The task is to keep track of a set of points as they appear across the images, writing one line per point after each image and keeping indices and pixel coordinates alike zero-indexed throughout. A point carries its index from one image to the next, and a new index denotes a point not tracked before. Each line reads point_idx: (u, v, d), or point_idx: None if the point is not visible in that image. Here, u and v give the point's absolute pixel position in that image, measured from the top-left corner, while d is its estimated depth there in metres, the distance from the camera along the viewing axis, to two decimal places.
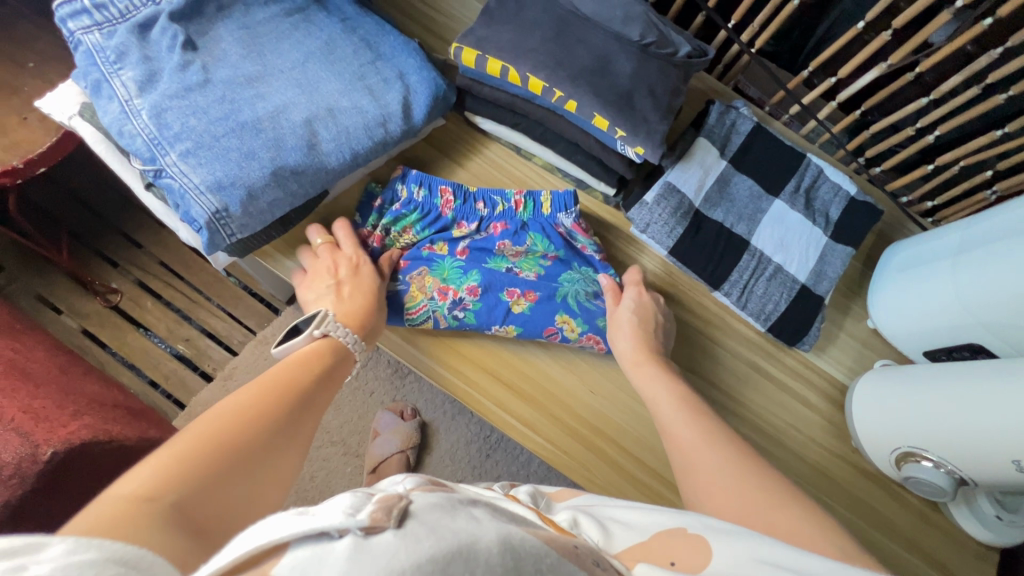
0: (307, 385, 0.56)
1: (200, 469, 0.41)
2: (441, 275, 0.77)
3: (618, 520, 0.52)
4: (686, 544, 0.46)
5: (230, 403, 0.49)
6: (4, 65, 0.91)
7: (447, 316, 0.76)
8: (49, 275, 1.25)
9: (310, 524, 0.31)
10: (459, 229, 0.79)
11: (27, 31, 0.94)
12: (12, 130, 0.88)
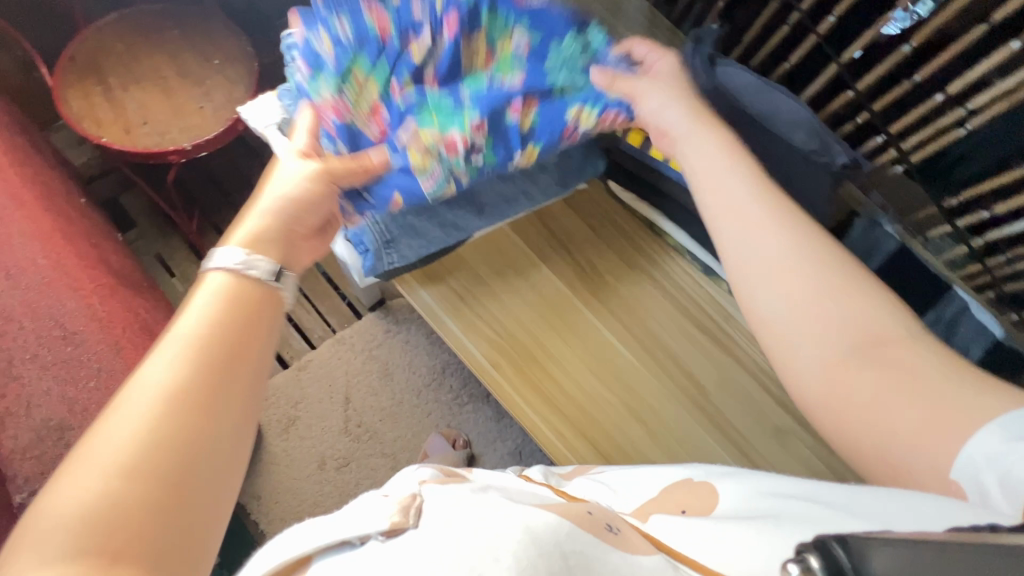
0: (254, 322, 0.44)
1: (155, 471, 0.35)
2: (432, 121, 0.63)
3: (626, 481, 0.58)
4: (692, 492, 0.52)
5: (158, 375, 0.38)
6: (194, 58, 1.03)
7: (465, 167, 0.64)
8: (171, 239, 1.36)
9: (332, 536, 0.39)
10: (413, 45, 0.65)
11: (218, 30, 1.05)
12: (189, 116, 0.99)
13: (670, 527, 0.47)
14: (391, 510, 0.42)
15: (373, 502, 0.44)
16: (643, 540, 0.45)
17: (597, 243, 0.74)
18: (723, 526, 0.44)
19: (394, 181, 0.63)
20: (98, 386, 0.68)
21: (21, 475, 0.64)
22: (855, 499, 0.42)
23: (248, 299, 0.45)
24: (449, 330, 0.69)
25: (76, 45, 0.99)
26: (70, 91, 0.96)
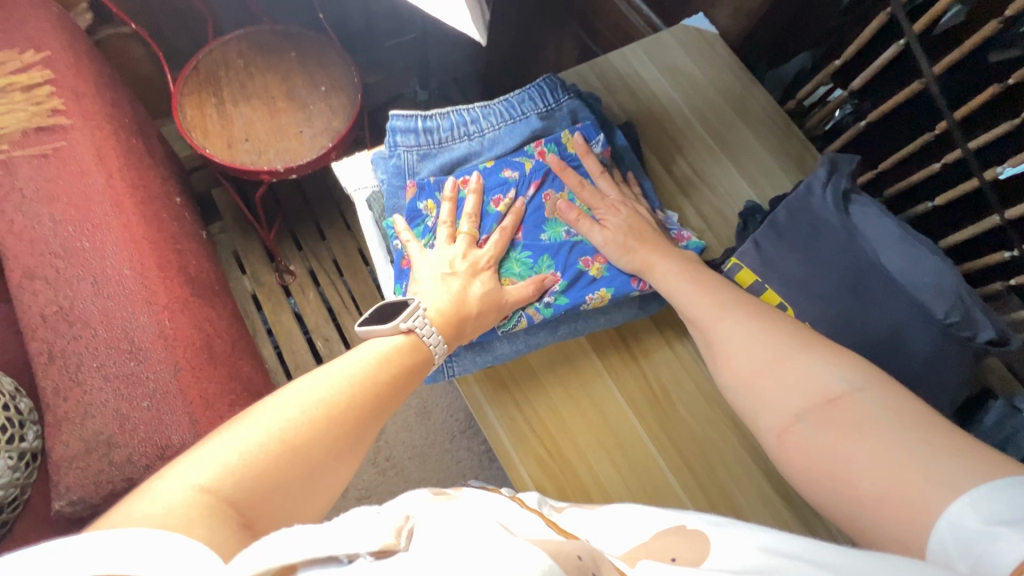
0: (389, 384, 0.53)
1: (270, 475, 0.43)
2: (512, 272, 0.65)
3: (622, 520, 0.53)
4: (682, 537, 0.47)
5: (316, 392, 0.49)
6: (304, 81, 1.06)
7: (538, 306, 0.64)
8: (249, 238, 1.42)
9: (319, 550, 0.33)
10: (500, 202, 0.66)
11: (331, 57, 1.08)
12: (288, 138, 1.01)
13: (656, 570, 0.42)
14: (383, 527, 0.37)
15: (360, 511, 0.39)
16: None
17: (673, 365, 0.68)
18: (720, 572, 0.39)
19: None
20: (149, 406, 0.69)
21: (65, 482, 0.66)
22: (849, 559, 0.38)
23: (416, 358, 0.56)
24: (497, 435, 0.65)
25: (203, 57, 1.05)
26: (188, 100, 1.02)
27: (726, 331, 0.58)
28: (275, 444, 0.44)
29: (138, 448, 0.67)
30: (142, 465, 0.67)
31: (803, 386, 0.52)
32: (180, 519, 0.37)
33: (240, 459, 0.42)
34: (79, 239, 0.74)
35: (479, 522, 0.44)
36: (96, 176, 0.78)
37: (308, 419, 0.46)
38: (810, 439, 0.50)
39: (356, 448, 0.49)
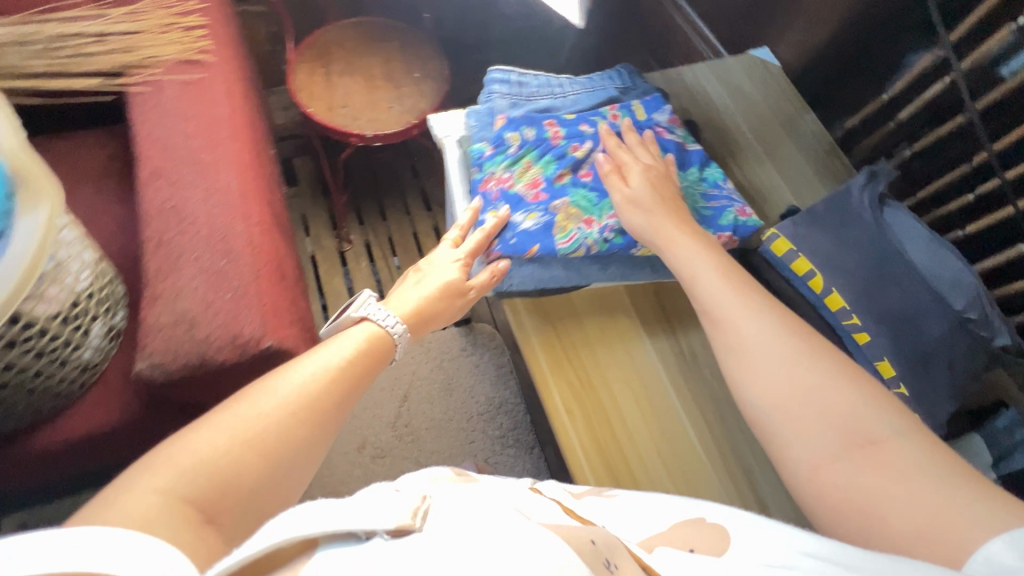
0: (344, 388, 0.57)
1: (230, 469, 0.46)
2: (578, 205, 0.71)
3: (638, 510, 0.56)
4: (699, 531, 0.50)
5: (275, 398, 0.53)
6: (401, 68, 1.19)
7: (597, 238, 0.69)
8: (318, 206, 1.54)
9: (341, 526, 0.39)
10: (575, 149, 0.74)
11: (428, 52, 1.22)
12: (379, 111, 1.14)
13: (678, 562, 0.45)
14: (403, 509, 0.43)
15: (379, 494, 0.45)
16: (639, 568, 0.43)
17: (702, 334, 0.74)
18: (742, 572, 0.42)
19: (539, 235, 0.69)
20: (232, 299, 0.78)
21: (149, 349, 0.75)
22: (875, 564, 0.41)
23: (373, 355, 0.63)
24: (536, 359, 0.71)
25: (320, 34, 1.20)
26: (301, 66, 1.16)
27: (758, 346, 0.58)
28: (231, 441, 0.48)
29: (216, 332, 0.76)
30: (217, 348, 0.75)
31: (845, 422, 0.52)
32: (145, 517, 0.40)
33: (198, 457, 0.46)
34: (200, 154, 0.86)
35: (493, 507, 0.49)
36: (223, 106, 0.91)
37: (265, 418, 0.50)
38: (846, 480, 0.50)
39: (318, 444, 0.53)
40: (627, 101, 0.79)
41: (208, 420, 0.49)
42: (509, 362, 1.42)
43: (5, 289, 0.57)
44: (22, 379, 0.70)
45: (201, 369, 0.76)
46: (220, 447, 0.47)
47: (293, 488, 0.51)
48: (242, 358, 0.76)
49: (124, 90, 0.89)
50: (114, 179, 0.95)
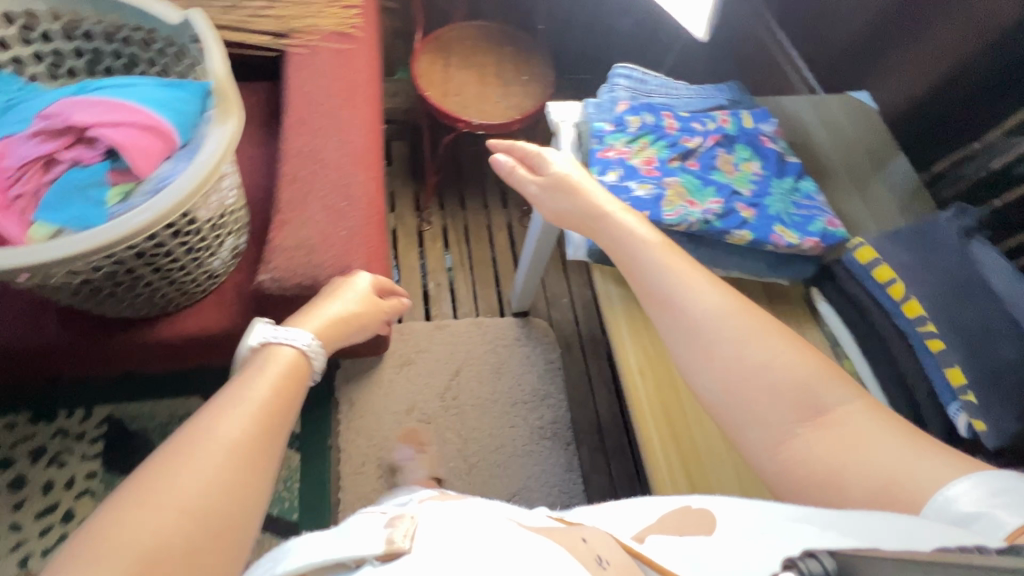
0: (266, 421, 0.58)
1: (156, 530, 0.46)
2: (684, 185, 0.69)
3: (628, 514, 0.63)
4: (686, 518, 0.57)
5: (189, 452, 0.52)
6: (513, 69, 1.30)
7: (699, 217, 0.66)
8: (406, 186, 1.66)
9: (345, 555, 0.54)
10: (686, 139, 0.72)
11: (539, 59, 1.32)
12: (488, 104, 1.24)
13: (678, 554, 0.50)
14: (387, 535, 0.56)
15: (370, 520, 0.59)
16: (631, 564, 0.50)
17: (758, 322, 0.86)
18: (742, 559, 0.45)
19: (648, 202, 0.66)
20: (347, 235, 0.88)
21: (272, 263, 0.84)
22: (845, 518, 0.47)
23: (289, 378, 0.66)
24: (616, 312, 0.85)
25: (445, 30, 1.32)
26: (424, 55, 1.28)
27: (705, 334, 0.59)
28: (152, 520, 0.46)
29: (330, 261, 0.86)
30: (328, 275, 0.85)
31: (797, 394, 0.55)
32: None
33: (120, 547, 0.44)
34: (337, 111, 0.97)
35: (489, 517, 0.59)
36: (362, 74, 1.02)
37: (188, 484, 0.49)
38: (806, 452, 0.54)
39: (255, 481, 0.53)
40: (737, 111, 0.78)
41: (119, 499, 0.47)
42: (558, 359, 1.47)
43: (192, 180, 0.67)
44: (168, 272, 0.82)
45: (311, 290, 0.85)
46: (137, 516, 0.46)
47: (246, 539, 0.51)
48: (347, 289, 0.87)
49: (283, 48, 1.03)
50: (256, 123, 1.08)
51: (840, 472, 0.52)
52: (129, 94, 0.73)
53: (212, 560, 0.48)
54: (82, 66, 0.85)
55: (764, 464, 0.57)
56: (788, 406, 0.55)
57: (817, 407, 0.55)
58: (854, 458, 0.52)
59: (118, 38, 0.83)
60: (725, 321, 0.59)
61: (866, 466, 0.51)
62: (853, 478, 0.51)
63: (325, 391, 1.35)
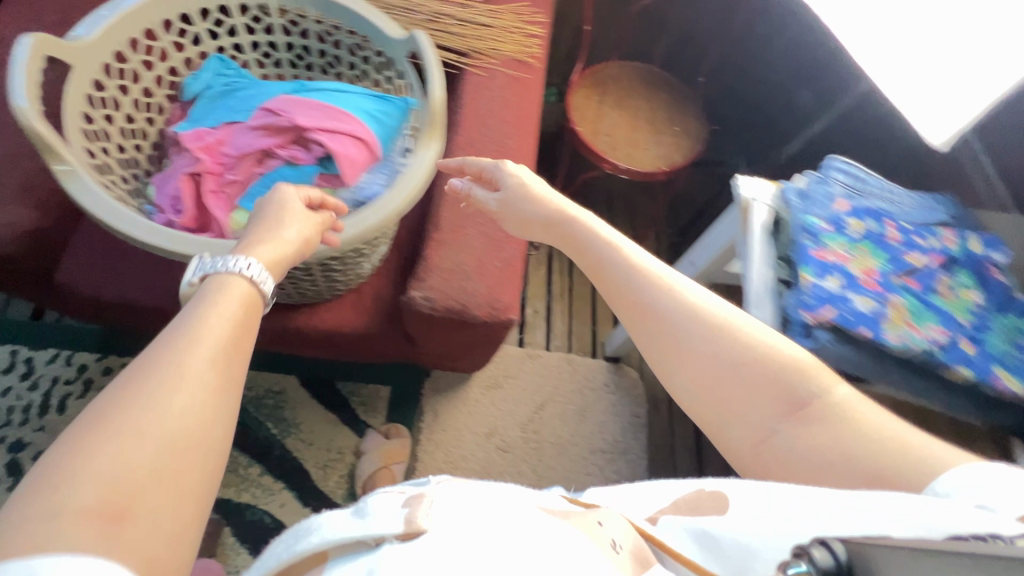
0: (234, 325, 0.46)
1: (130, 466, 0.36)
2: (906, 307, 0.65)
3: (638, 489, 0.59)
4: (695, 495, 0.52)
5: (154, 374, 0.40)
6: (665, 118, 1.27)
7: (920, 345, 0.62)
8: None
9: (348, 536, 0.46)
10: (907, 255, 0.69)
11: (692, 113, 1.29)
12: (636, 150, 1.22)
13: (688, 540, 0.48)
14: (396, 513, 0.47)
15: (388, 497, 0.49)
16: (645, 548, 0.48)
17: None
18: (750, 541, 0.44)
19: (870, 320, 0.63)
20: (500, 267, 0.88)
21: (427, 282, 0.85)
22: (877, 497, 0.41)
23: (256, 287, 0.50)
24: None
25: (603, 68, 1.31)
26: (580, 89, 1.26)
27: (678, 326, 0.58)
28: (108, 435, 0.36)
29: (481, 290, 0.85)
30: (477, 304, 0.85)
31: (778, 385, 0.52)
32: (66, 547, 0.32)
33: (76, 470, 0.35)
34: (506, 139, 0.97)
35: (502, 506, 0.50)
36: (533, 106, 1.02)
37: (147, 398, 0.38)
38: (787, 447, 0.50)
39: (234, 384, 0.44)
40: (958, 229, 0.73)
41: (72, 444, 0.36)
42: (644, 415, 1.43)
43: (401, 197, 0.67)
44: (331, 268, 0.82)
45: (458, 315, 0.85)
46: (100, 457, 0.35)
47: (223, 448, 0.41)
48: (489, 319, 0.86)
49: (461, 67, 1.03)
50: None
51: (806, 459, 0.49)
52: (340, 100, 0.75)
53: (187, 476, 0.38)
54: (288, 60, 0.88)
55: (739, 445, 0.54)
56: (766, 403, 0.52)
57: (795, 399, 0.52)
58: (829, 450, 0.48)
59: (329, 40, 0.85)
60: (696, 323, 0.57)
61: (843, 458, 0.47)
62: (828, 469, 0.48)
63: (413, 397, 1.35)
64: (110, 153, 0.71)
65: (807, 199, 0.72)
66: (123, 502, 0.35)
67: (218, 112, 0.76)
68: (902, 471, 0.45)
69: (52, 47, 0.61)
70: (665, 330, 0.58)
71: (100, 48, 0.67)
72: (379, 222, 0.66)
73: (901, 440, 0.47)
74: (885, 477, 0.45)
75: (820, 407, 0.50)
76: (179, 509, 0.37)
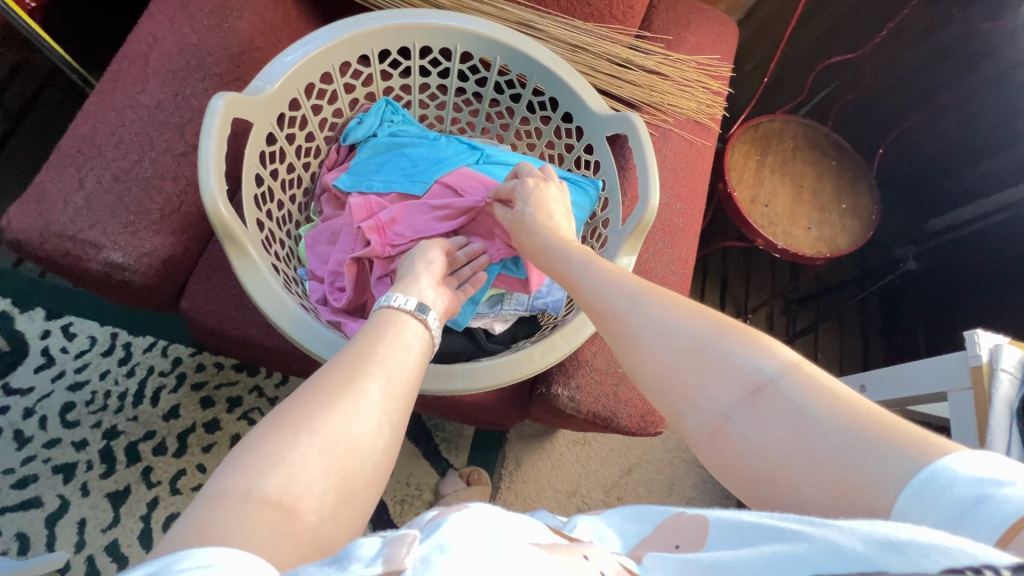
0: (372, 350, 0.48)
1: (280, 457, 0.38)
2: None
3: (622, 523, 0.52)
4: (677, 526, 0.45)
5: (306, 387, 0.43)
6: (832, 191, 1.12)
7: None
8: None
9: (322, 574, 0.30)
10: None
11: (863, 188, 1.13)
12: (795, 226, 1.08)
13: (668, 572, 0.40)
14: (388, 541, 0.33)
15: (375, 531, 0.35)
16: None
17: None
18: (728, 554, 0.37)
19: None
20: None
21: (576, 379, 0.76)
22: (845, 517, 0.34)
23: (401, 322, 0.53)
24: None
25: (767, 121, 1.15)
26: (738, 145, 1.11)
27: (633, 315, 0.48)
28: (288, 436, 0.39)
29: (634, 399, 0.76)
30: (627, 413, 0.75)
31: (726, 369, 0.42)
32: (248, 529, 0.34)
33: (259, 465, 0.37)
34: (675, 218, 0.85)
35: (505, 536, 0.37)
36: (706, 178, 0.89)
37: (319, 408, 0.41)
38: (742, 438, 0.41)
39: (389, 408, 0.45)
40: None
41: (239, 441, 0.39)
42: (735, 497, 1.34)
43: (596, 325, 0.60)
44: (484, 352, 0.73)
45: (602, 421, 0.76)
46: (254, 454, 0.38)
47: (367, 455, 0.42)
48: (636, 430, 0.77)
49: None
50: None
51: (779, 458, 0.39)
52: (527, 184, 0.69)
53: (347, 485, 0.40)
54: (454, 102, 0.79)
55: (702, 449, 0.44)
56: (717, 385, 0.43)
57: (748, 382, 0.41)
58: (795, 441, 0.38)
59: (507, 90, 0.75)
60: (656, 314, 0.47)
61: (805, 453, 0.37)
62: (799, 461, 0.38)
63: (497, 442, 1.29)
64: (271, 212, 0.67)
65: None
66: (293, 496, 0.37)
67: (389, 175, 0.70)
68: (867, 459, 0.35)
69: (240, 105, 0.56)
70: (620, 316, 0.49)
71: (277, 98, 0.61)
72: (569, 352, 0.59)
73: (850, 400, 0.38)
74: (847, 452, 0.36)
75: (783, 389, 0.40)
76: (335, 518, 0.39)
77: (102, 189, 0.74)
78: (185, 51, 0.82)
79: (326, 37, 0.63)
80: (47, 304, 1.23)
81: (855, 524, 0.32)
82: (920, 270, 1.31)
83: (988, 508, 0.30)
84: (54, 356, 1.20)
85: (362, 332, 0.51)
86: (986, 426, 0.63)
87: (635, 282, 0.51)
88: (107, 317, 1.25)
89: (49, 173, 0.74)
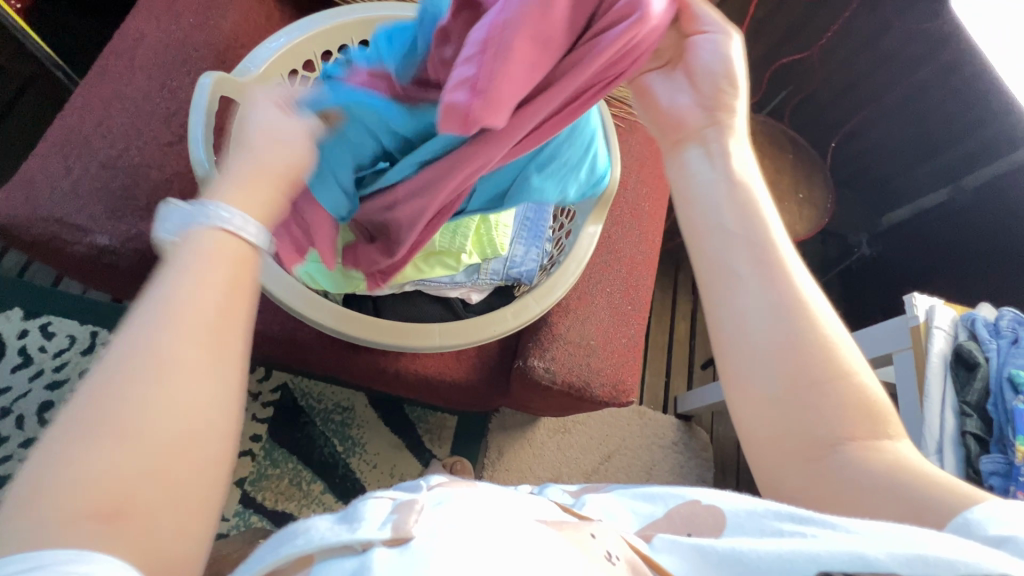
0: (185, 300, 0.33)
1: (84, 466, 0.28)
2: None
3: (630, 498, 0.54)
4: (696, 514, 0.46)
5: (108, 370, 0.30)
6: (790, 183, 1.19)
7: None
8: None
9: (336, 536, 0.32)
10: None
11: (818, 180, 1.21)
12: None
13: (680, 554, 0.40)
14: (396, 512, 0.35)
15: (379, 499, 0.37)
16: (642, 565, 0.40)
17: None
18: (742, 546, 0.37)
19: None
20: (626, 345, 0.83)
21: (551, 352, 0.79)
22: (855, 524, 0.34)
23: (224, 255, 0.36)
24: None
25: None
26: None
27: (782, 313, 0.44)
28: (91, 437, 0.28)
29: (607, 370, 0.80)
30: (600, 383, 0.80)
31: (863, 404, 0.42)
32: (68, 552, 0.26)
33: (63, 476, 0.27)
34: (641, 202, 0.91)
35: (506, 512, 0.40)
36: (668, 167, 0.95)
37: (130, 394, 0.30)
38: (840, 467, 0.40)
39: (227, 362, 0.33)
40: None
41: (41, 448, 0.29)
42: (711, 479, 1.40)
43: (561, 284, 0.66)
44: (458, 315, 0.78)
45: (576, 392, 0.80)
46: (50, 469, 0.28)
47: (218, 423, 0.32)
48: (608, 402, 0.81)
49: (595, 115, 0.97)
50: None
51: (854, 483, 0.39)
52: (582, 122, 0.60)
53: (189, 462, 0.30)
54: None
55: (763, 429, 0.44)
56: (846, 415, 0.41)
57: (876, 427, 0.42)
58: (880, 482, 0.39)
59: None
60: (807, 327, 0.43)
61: (885, 492, 0.38)
62: (875, 498, 0.38)
63: (480, 432, 1.31)
64: None
65: (1020, 348, 0.69)
66: (122, 506, 0.28)
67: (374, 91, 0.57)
68: (943, 502, 0.36)
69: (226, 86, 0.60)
70: (783, 301, 0.44)
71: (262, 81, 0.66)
72: (538, 316, 0.63)
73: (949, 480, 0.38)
74: (922, 501, 0.37)
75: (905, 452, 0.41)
76: (187, 507, 0.30)
77: (89, 176, 0.77)
78: (171, 45, 0.85)
79: (309, 26, 0.68)
80: (24, 303, 1.22)
81: (878, 537, 0.32)
82: (874, 256, 1.40)
83: (1017, 546, 0.31)
84: (32, 356, 1.20)
85: (175, 270, 0.34)
86: (924, 377, 0.70)
87: (796, 279, 0.45)
88: (87, 315, 1.25)
89: (35, 160, 0.76)
